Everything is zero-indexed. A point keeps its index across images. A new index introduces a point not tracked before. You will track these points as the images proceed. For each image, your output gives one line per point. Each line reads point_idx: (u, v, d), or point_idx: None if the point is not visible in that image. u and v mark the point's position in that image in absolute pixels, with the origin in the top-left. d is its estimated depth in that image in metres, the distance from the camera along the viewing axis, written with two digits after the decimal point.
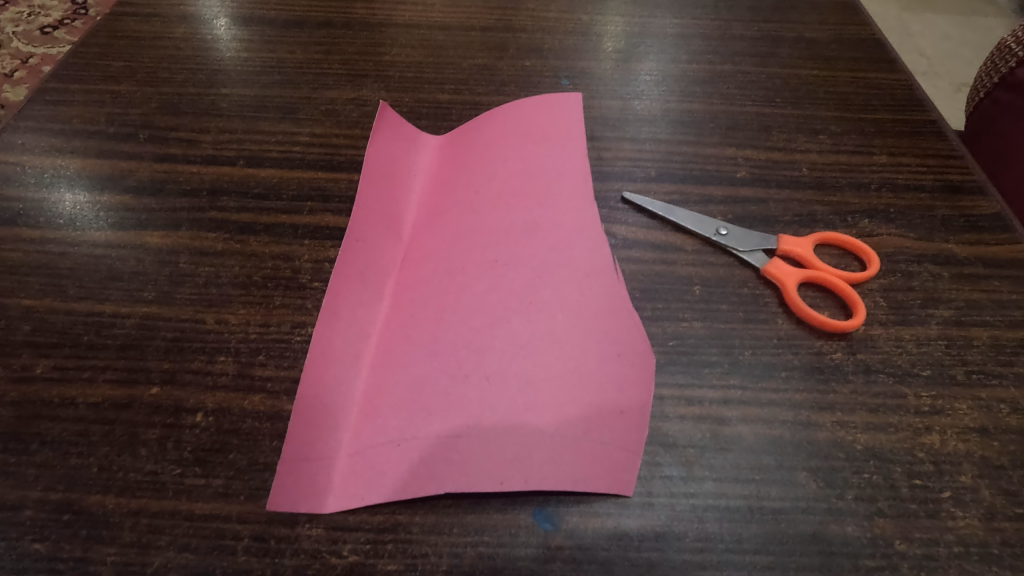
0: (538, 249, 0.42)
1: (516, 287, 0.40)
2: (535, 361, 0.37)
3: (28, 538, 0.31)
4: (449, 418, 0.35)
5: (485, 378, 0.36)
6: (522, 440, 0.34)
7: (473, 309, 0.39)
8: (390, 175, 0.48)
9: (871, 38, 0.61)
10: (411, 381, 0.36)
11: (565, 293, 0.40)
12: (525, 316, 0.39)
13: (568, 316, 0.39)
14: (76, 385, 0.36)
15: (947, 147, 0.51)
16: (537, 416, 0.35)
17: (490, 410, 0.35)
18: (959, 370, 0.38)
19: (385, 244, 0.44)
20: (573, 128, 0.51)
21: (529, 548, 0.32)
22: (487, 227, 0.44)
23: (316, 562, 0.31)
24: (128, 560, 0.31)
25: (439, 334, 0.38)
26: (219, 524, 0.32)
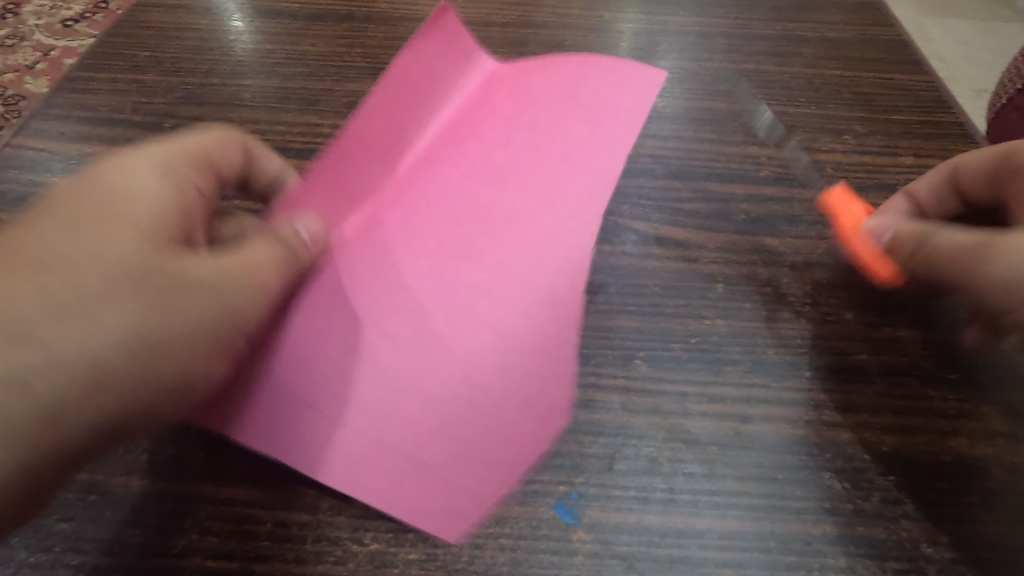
0: (534, 234, 0.38)
1: (503, 266, 0.37)
2: (504, 354, 0.34)
3: (54, 518, 0.31)
4: (386, 388, 0.33)
5: (447, 361, 0.34)
6: (447, 441, 0.32)
7: (455, 280, 0.36)
8: (417, 86, 0.39)
9: (895, 39, 0.60)
10: (374, 329, 0.34)
11: (551, 289, 0.36)
12: (500, 297, 0.36)
13: (552, 313, 0.35)
14: None
15: (975, 150, 0.50)
16: (482, 419, 0.33)
17: (425, 395, 0.33)
18: (985, 374, 0.38)
19: (372, 169, 0.37)
20: (622, 108, 0.44)
21: (550, 542, 0.31)
22: (487, 199, 0.38)
23: (337, 549, 0.31)
24: (153, 543, 0.31)
25: (415, 288, 0.35)
26: (240, 509, 0.32)
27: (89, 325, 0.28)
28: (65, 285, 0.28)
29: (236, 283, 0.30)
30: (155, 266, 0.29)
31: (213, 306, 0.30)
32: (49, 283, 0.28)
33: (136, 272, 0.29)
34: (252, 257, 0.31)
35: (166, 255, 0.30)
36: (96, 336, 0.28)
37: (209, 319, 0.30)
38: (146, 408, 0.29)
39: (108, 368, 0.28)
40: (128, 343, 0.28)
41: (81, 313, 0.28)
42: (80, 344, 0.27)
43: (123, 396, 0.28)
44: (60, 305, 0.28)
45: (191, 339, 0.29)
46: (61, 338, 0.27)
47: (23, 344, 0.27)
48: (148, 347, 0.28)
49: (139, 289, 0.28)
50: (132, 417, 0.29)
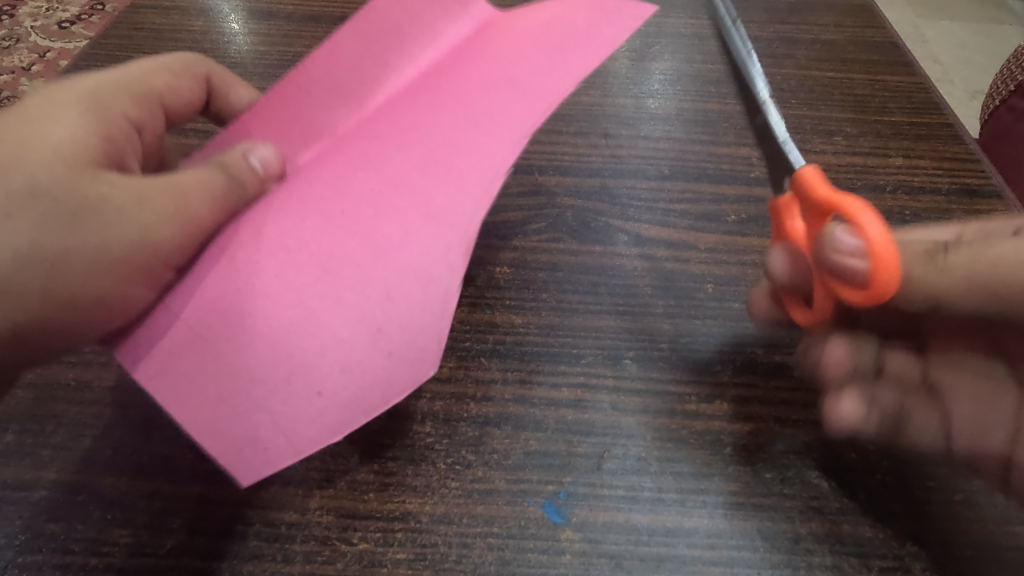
0: (445, 162, 0.30)
1: (405, 189, 0.30)
2: (372, 291, 0.28)
3: (43, 518, 0.31)
4: (241, 296, 0.28)
5: (311, 282, 0.28)
6: (287, 382, 0.27)
7: (352, 192, 0.30)
8: (396, 30, 0.34)
9: (887, 41, 0.60)
10: (256, 234, 0.30)
11: (449, 226, 0.29)
12: (391, 219, 0.29)
13: (442, 251, 0.29)
14: (92, 368, 0.36)
15: (965, 150, 0.50)
16: (324, 361, 0.27)
17: (280, 319, 0.27)
18: None
19: (330, 109, 0.33)
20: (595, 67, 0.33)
21: (538, 541, 0.31)
22: (418, 123, 0.32)
23: (326, 549, 0.31)
24: (141, 542, 0.31)
25: (309, 199, 0.30)
26: (229, 509, 0.32)
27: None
28: None
29: (158, 209, 0.31)
30: (71, 185, 0.30)
31: (127, 229, 0.30)
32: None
33: (44, 191, 0.30)
34: (181, 184, 0.31)
35: (85, 174, 0.31)
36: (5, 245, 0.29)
37: (121, 241, 0.30)
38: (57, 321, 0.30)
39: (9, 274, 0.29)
40: (38, 252, 0.29)
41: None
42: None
43: (32, 306, 0.30)
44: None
45: (100, 256, 0.30)
46: None
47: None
48: (54, 260, 0.29)
49: (47, 205, 0.30)
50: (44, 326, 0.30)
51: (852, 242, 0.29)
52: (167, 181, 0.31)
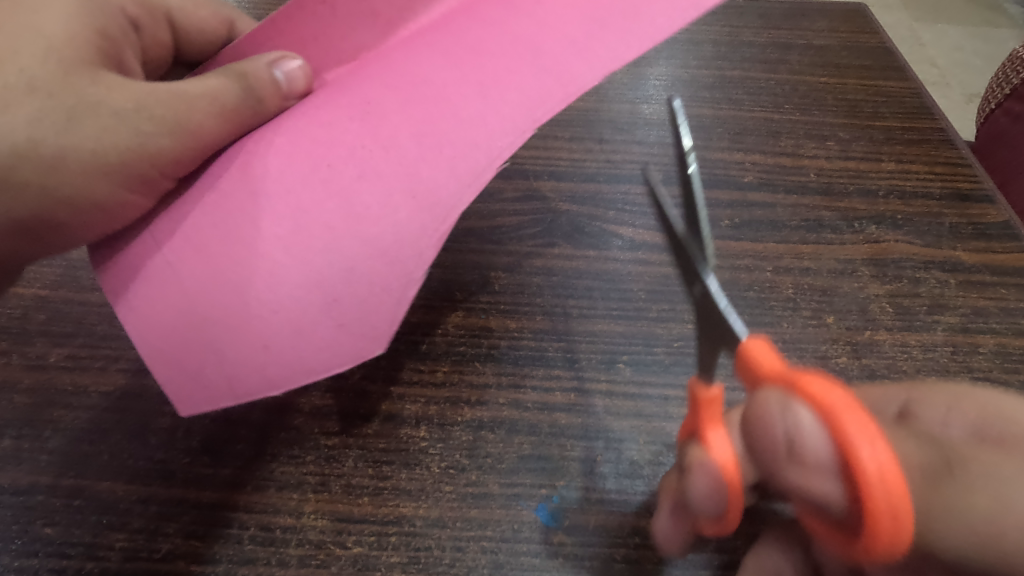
0: (437, 102, 0.26)
1: (387, 135, 0.26)
2: (334, 250, 0.25)
3: (39, 523, 0.31)
4: (214, 228, 0.27)
5: (270, 222, 0.26)
6: (234, 326, 0.26)
7: (338, 137, 0.26)
8: None
9: (881, 47, 0.61)
10: (241, 163, 0.28)
11: (424, 187, 0.25)
12: (362, 168, 0.26)
13: (412, 221, 0.25)
14: (89, 373, 0.36)
15: (957, 155, 0.51)
16: (276, 317, 0.25)
17: (241, 258, 0.26)
18: (964, 377, 0.38)
19: (355, 29, 0.32)
20: (650, 22, 0.26)
21: (531, 544, 0.32)
22: (413, 55, 0.28)
23: (321, 553, 0.31)
24: (137, 547, 0.31)
25: (292, 138, 0.28)
26: (224, 513, 0.32)
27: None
28: None
29: (157, 119, 0.32)
30: (71, 89, 0.32)
31: (123, 135, 0.32)
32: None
33: (41, 83, 0.31)
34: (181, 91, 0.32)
35: (86, 79, 0.32)
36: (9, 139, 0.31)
37: (114, 146, 0.32)
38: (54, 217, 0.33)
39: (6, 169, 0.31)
40: (38, 153, 0.31)
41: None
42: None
43: (31, 203, 0.32)
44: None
45: (93, 163, 0.32)
46: None
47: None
48: (49, 160, 0.31)
49: (46, 99, 0.31)
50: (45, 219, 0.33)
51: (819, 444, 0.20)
52: (168, 90, 0.33)
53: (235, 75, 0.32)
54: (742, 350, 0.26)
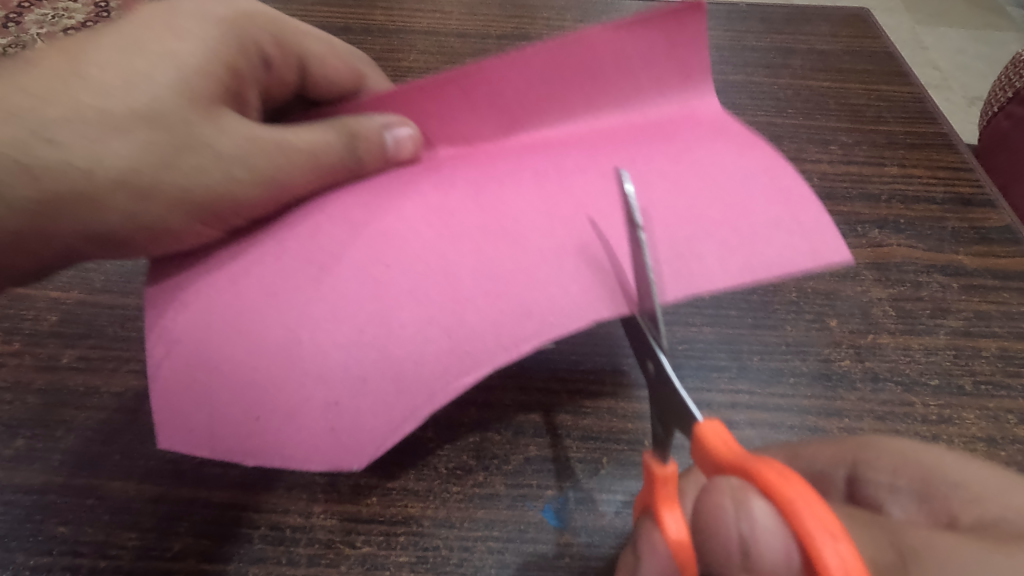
0: (503, 242, 0.30)
1: (451, 265, 0.29)
2: (364, 355, 0.28)
3: (53, 522, 0.32)
4: (282, 304, 0.29)
5: (341, 323, 0.29)
6: (253, 384, 0.28)
7: (405, 246, 0.30)
8: (590, 70, 0.33)
9: (883, 51, 0.61)
10: (312, 230, 0.32)
11: (462, 332, 0.28)
12: (426, 300, 0.29)
13: (439, 366, 0.27)
14: (101, 374, 0.37)
15: (959, 160, 0.51)
16: (308, 404, 0.28)
17: (284, 326, 0.29)
18: (966, 380, 0.38)
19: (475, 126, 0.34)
20: (764, 256, 0.30)
21: (537, 545, 0.32)
22: (506, 187, 0.31)
23: (329, 552, 0.31)
24: (149, 546, 0.31)
25: (360, 228, 0.31)
26: (234, 513, 0.32)
27: (101, 149, 0.31)
28: (87, 97, 0.31)
29: (253, 167, 0.32)
30: (181, 120, 0.32)
31: (217, 177, 0.32)
32: (84, 97, 0.31)
33: (161, 117, 0.31)
34: (292, 146, 0.33)
35: (201, 113, 0.32)
36: (103, 156, 0.31)
37: (205, 187, 0.32)
38: (127, 238, 0.33)
39: (103, 188, 0.31)
40: (130, 175, 0.31)
41: (102, 133, 0.31)
42: (89, 157, 0.31)
43: (110, 220, 0.32)
44: (86, 118, 0.31)
45: (179, 198, 0.32)
46: (71, 141, 0.31)
47: (42, 139, 0.30)
48: (143, 188, 0.31)
49: (158, 131, 0.31)
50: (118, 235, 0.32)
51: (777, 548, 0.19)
52: (273, 139, 0.33)
53: (341, 136, 0.33)
54: (697, 433, 0.25)
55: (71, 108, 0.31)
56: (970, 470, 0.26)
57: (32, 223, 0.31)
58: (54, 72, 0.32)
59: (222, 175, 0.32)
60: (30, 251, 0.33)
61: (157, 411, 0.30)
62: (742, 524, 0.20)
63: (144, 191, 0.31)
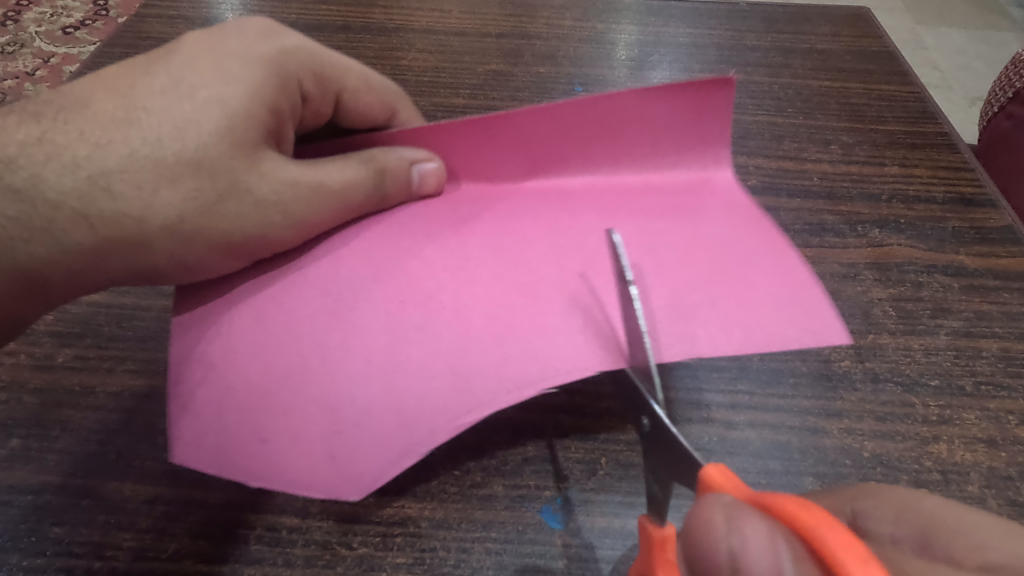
0: (510, 287, 0.32)
1: (462, 306, 0.31)
2: (372, 387, 0.30)
3: (48, 522, 0.32)
4: (300, 337, 0.31)
5: (353, 361, 0.31)
6: (265, 407, 0.30)
7: (420, 288, 0.32)
8: (617, 128, 0.34)
9: (883, 51, 0.61)
10: (332, 265, 0.33)
11: (466, 370, 0.30)
12: (431, 345, 0.31)
13: (443, 404, 0.29)
14: (97, 373, 0.37)
15: (960, 160, 0.51)
16: (311, 431, 0.30)
17: (302, 354, 0.31)
18: (967, 381, 0.38)
19: (496, 168, 0.35)
20: (765, 332, 0.30)
21: (536, 546, 0.32)
22: (517, 237, 0.33)
23: (326, 553, 0.31)
24: (145, 547, 0.31)
25: (377, 267, 0.33)
26: (231, 513, 0.32)
27: (150, 196, 0.32)
28: (135, 145, 0.32)
29: (289, 213, 0.33)
30: (224, 167, 0.32)
31: (257, 222, 0.33)
32: (137, 143, 0.32)
33: (207, 165, 0.32)
34: (328, 188, 0.33)
35: (242, 160, 0.32)
36: (150, 205, 0.32)
37: (248, 231, 0.33)
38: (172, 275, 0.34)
39: (153, 234, 0.32)
40: (175, 222, 0.32)
41: (152, 181, 0.32)
42: (140, 205, 0.32)
43: (158, 262, 0.33)
44: (138, 166, 0.32)
45: (222, 241, 0.33)
46: (121, 189, 0.32)
47: (98, 187, 0.32)
48: (188, 234, 0.32)
49: (203, 180, 0.32)
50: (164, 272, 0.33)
51: (788, 572, 0.19)
52: (309, 182, 0.33)
53: (370, 172, 0.34)
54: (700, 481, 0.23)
55: (124, 156, 0.32)
56: (972, 520, 0.24)
57: (87, 261, 0.33)
58: (108, 117, 0.33)
59: (260, 220, 0.33)
60: (80, 281, 0.33)
61: (176, 428, 0.30)
62: (731, 540, 0.19)
63: (186, 236, 0.32)
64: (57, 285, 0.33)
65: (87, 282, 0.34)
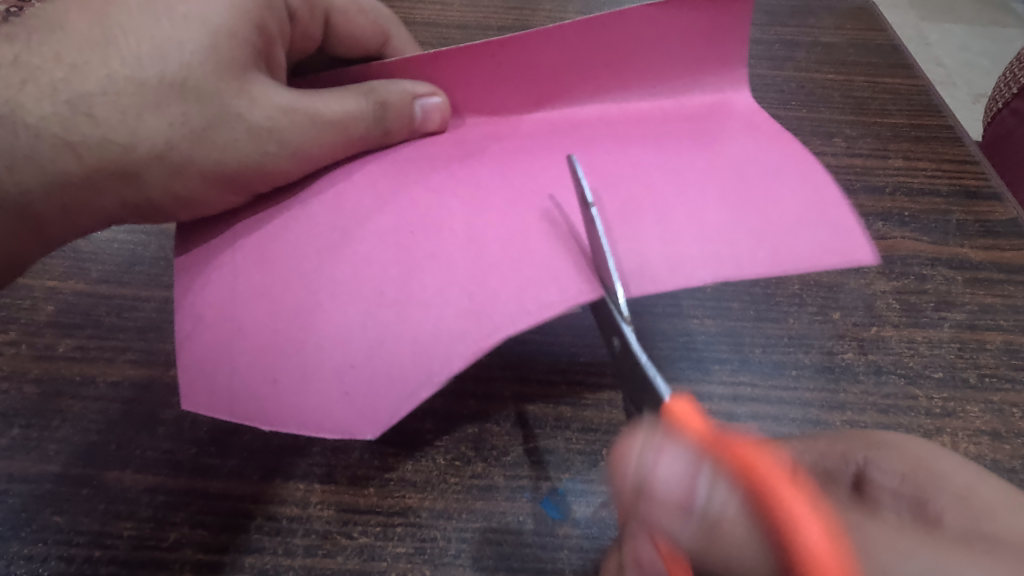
0: (524, 213, 0.32)
1: (475, 236, 0.31)
2: (383, 318, 0.29)
3: (48, 511, 0.32)
4: (309, 271, 0.31)
5: (365, 293, 0.30)
6: (274, 345, 0.29)
7: (432, 215, 0.32)
8: (626, 50, 0.35)
9: (888, 44, 0.61)
10: (336, 200, 0.33)
11: (482, 298, 0.28)
12: (446, 268, 0.30)
13: (459, 330, 0.28)
14: (97, 364, 0.36)
15: (965, 153, 0.50)
16: (323, 367, 0.28)
17: (309, 291, 0.30)
18: (971, 373, 0.38)
19: (507, 100, 0.36)
20: (794, 248, 0.30)
21: (536, 536, 0.32)
22: (533, 172, 0.33)
23: (326, 543, 0.31)
24: (145, 536, 0.31)
25: (382, 197, 0.33)
26: (231, 503, 0.32)
27: (135, 122, 0.32)
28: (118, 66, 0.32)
29: (283, 142, 0.33)
30: (213, 92, 0.32)
31: (250, 150, 0.33)
32: (116, 64, 0.32)
33: (192, 90, 0.32)
34: (327, 116, 0.33)
35: (233, 84, 0.33)
36: (136, 129, 0.32)
37: (238, 157, 0.33)
38: (163, 207, 0.34)
39: (141, 162, 0.32)
40: (164, 148, 0.32)
41: (136, 107, 0.32)
42: (127, 131, 0.32)
43: (150, 194, 0.33)
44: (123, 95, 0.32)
45: (214, 171, 0.33)
46: (105, 111, 0.32)
47: (80, 113, 0.32)
48: (179, 163, 0.33)
49: (190, 105, 0.32)
50: (154, 203, 0.34)
51: (704, 502, 0.20)
52: (303, 108, 0.33)
53: (372, 103, 0.33)
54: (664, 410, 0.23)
55: (104, 77, 0.32)
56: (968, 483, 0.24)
57: None
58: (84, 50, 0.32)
59: (253, 149, 0.33)
60: (76, 219, 0.34)
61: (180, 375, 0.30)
62: (649, 459, 0.21)
63: (175, 164, 0.33)
64: (47, 219, 0.34)
65: (76, 215, 0.34)
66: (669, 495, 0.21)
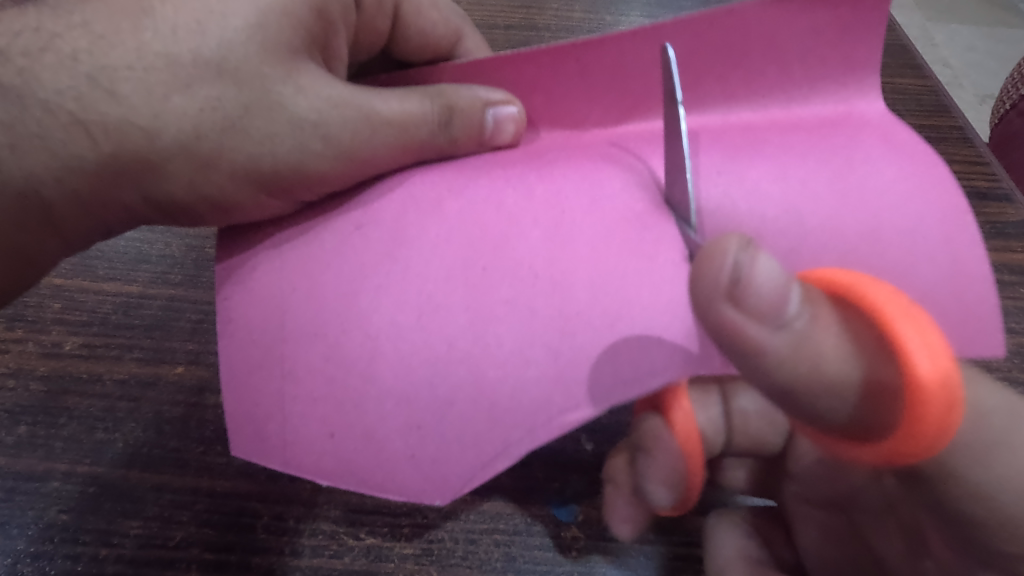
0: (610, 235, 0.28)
1: (564, 274, 0.27)
2: (453, 372, 0.26)
3: (55, 509, 0.32)
4: (362, 315, 0.28)
5: (429, 332, 0.27)
6: (334, 405, 0.27)
7: (509, 249, 0.28)
8: (737, 48, 0.30)
9: (897, 44, 0.60)
10: (397, 220, 0.30)
11: (571, 355, 0.26)
12: (523, 310, 0.27)
13: (544, 400, 0.25)
14: (104, 361, 0.36)
15: (975, 153, 0.50)
16: (380, 425, 0.27)
17: (365, 335, 0.27)
18: None
19: (586, 100, 0.32)
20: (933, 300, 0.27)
21: (543, 538, 0.32)
22: (606, 179, 0.29)
23: (333, 543, 0.31)
24: (151, 534, 0.31)
25: (447, 212, 0.29)
26: (238, 502, 0.32)
27: (160, 105, 0.31)
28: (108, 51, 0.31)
29: (330, 140, 0.32)
30: (257, 83, 0.31)
31: (293, 148, 0.32)
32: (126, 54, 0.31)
33: (196, 72, 0.31)
34: (392, 116, 0.32)
35: (274, 79, 0.32)
36: (159, 116, 0.31)
37: (277, 158, 0.32)
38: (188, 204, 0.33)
39: (162, 154, 0.31)
40: (191, 139, 0.31)
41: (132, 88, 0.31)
42: (151, 116, 0.31)
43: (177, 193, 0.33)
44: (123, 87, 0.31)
45: (248, 166, 0.32)
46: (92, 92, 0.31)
47: (77, 100, 0.31)
48: (206, 158, 0.31)
49: (226, 90, 0.31)
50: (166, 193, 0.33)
51: (794, 308, 0.19)
52: (354, 105, 0.32)
53: (438, 108, 0.32)
54: None
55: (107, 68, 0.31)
56: None
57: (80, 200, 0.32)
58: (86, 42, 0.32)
59: (303, 151, 0.32)
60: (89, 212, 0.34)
61: (230, 416, 0.29)
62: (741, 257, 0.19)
63: (201, 159, 0.31)
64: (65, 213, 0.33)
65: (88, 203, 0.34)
66: (763, 295, 0.18)
